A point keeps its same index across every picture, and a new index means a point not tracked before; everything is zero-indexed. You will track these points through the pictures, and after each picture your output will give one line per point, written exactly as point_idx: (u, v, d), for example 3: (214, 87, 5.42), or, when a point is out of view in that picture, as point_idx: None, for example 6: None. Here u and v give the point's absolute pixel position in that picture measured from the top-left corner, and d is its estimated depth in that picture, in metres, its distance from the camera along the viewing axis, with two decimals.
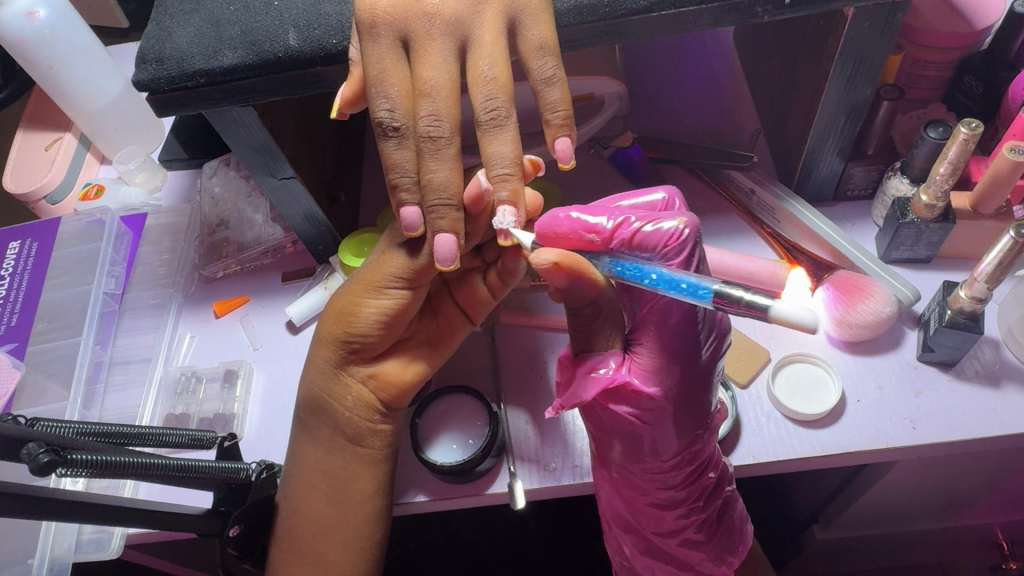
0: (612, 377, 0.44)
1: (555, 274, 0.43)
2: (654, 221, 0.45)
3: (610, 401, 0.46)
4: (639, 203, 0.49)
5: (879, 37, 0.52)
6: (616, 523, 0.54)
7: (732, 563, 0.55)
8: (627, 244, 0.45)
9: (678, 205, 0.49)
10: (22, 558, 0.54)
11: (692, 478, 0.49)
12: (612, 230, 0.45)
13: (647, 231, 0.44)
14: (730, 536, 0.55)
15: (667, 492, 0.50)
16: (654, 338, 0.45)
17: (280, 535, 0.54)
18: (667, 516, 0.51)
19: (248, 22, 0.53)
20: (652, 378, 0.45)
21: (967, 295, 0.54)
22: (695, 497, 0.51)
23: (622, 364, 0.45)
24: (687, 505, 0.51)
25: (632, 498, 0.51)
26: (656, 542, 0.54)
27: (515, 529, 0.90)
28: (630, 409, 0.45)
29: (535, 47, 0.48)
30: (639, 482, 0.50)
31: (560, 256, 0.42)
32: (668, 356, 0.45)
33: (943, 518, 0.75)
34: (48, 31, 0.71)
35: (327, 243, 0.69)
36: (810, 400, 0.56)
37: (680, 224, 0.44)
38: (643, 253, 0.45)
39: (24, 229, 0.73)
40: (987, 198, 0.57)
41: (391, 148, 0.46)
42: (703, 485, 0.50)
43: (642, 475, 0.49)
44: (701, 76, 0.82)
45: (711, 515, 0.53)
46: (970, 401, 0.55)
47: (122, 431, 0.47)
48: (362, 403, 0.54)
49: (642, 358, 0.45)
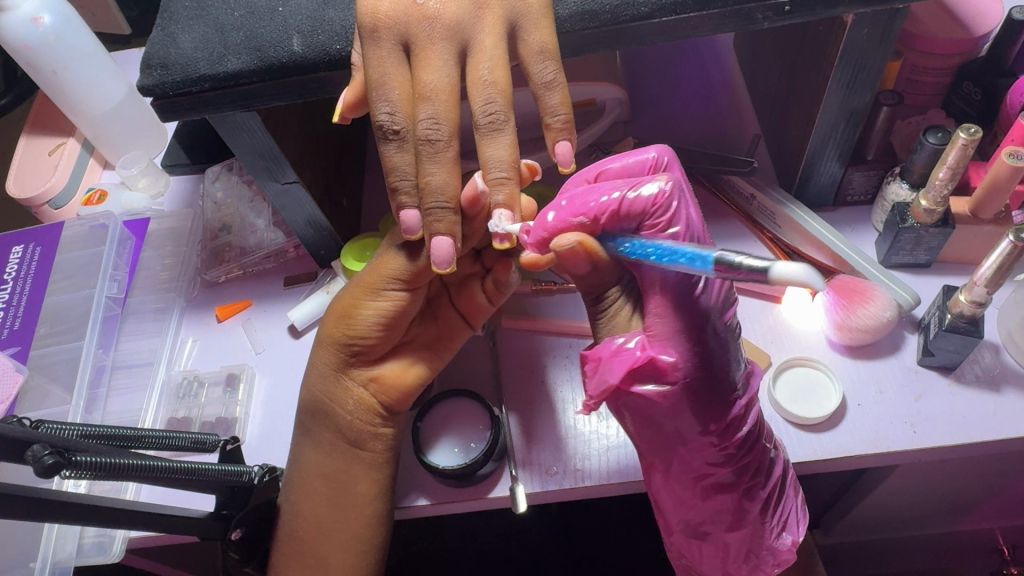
0: (638, 356, 0.44)
1: (575, 255, 0.44)
2: (634, 187, 0.45)
3: (634, 384, 0.45)
4: (629, 164, 0.50)
5: (878, 43, 0.53)
6: (681, 531, 0.52)
7: (797, 540, 0.53)
8: (615, 214, 0.45)
9: (668, 162, 0.49)
10: (23, 562, 0.54)
11: (743, 451, 0.48)
12: (599, 206, 0.45)
13: (630, 198, 0.45)
14: (787, 514, 0.53)
15: (721, 471, 0.48)
16: (661, 300, 0.45)
17: (281, 539, 0.54)
18: (730, 499, 0.49)
19: (253, 28, 0.53)
20: (671, 346, 0.44)
21: (967, 299, 0.54)
22: (751, 472, 0.50)
23: (644, 343, 0.45)
24: (744, 484, 0.49)
25: (687, 488, 0.49)
26: (727, 538, 0.51)
27: (516, 536, 0.90)
28: (657, 387, 0.45)
29: (535, 51, 0.49)
30: (691, 466, 0.48)
31: (582, 238, 0.44)
32: (677, 317, 0.44)
33: (945, 524, 0.76)
34: (52, 36, 0.71)
35: (329, 248, 0.69)
36: (811, 405, 0.57)
37: (662, 184, 0.45)
38: (631, 221, 0.45)
39: (28, 234, 0.74)
40: (986, 203, 0.57)
41: (391, 151, 0.47)
42: (755, 457, 0.49)
43: (693, 458, 0.48)
44: (702, 82, 0.82)
45: (771, 494, 0.51)
46: (969, 405, 0.55)
47: (127, 434, 0.47)
48: (363, 406, 0.54)
49: (656, 329, 0.45)
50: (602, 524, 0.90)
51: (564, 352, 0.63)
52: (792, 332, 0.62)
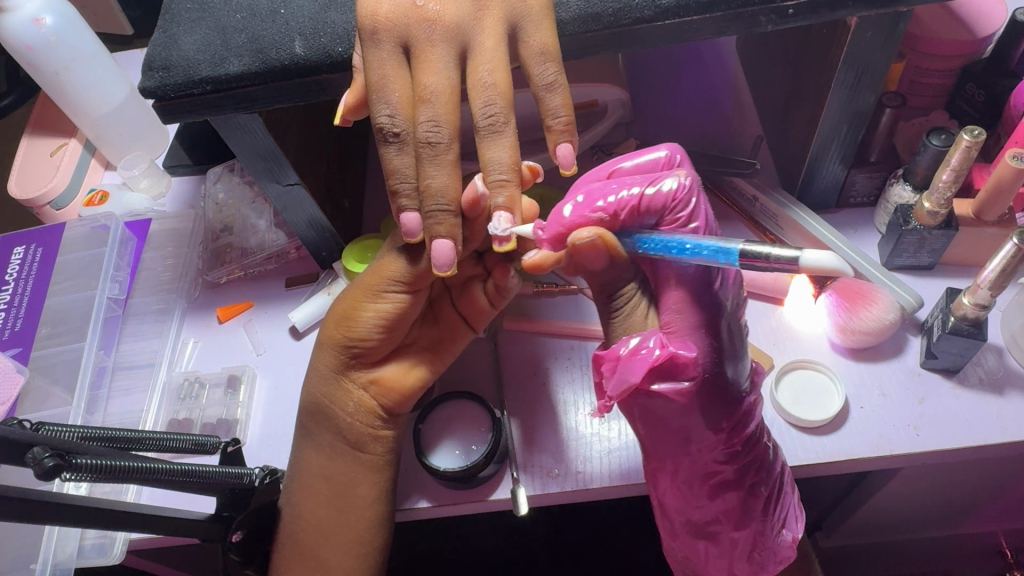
0: (659, 353, 0.43)
1: (594, 250, 0.44)
2: (653, 182, 0.45)
3: (656, 382, 0.44)
4: (643, 162, 0.49)
5: (881, 45, 0.52)
6: (687, 530, 0.52)
7: (797, 537, 0.53)
8: (636, 209, 0.44)
9: (681, 159, 0.49)
10: (23, 564, 0.54)
11: (750, 448, 0.48)
12: (619, 202, 0.44)
13: (650, 193, 0.44)
14: (787, 513, 0.53)
15: (728, 468, 0.48)
16: (679, 295, 0.44)
17: (282, 541, 0.54)
18: (736, 498, 0.49)
19: (255, 30, 0.53)
20: (692, 342, 0.44)
21: (970, 302, 0.54)
22: (756, 470, 0.49)
23: (664, 341, 0.44)
24: (751, 482, 0.49)
25: (694, 486, 0.49)
26: (734, 537, 0.51)
27: (517, 537, 0.90)
28: (674, 384, 0.44)
29: (536, 53, 0.49)
30: (699, 465, 0.48)
31: (601, 232, 0.43)
32: (695, 311, 0.44)
33: (948, 526, 0.75)
34: (53, 37, 0.71)
35: (331, 249, 0.69)
36: (813, 407, 0.56)
37: (681, 179, 0.45)
38: (651, 217, 0.45)
39: (30, 235, 0.74)
40: (989, 206, 0.57)
41: (392, 154, 0.47)
42: (759, 455, 0.49)
43: (701, 456, 0.48)
44: (703, 83, 0.82)
45: (774, 494, 0.51)
46: (972, 408, 0.55)
47: (128, 436, 0.47)
48: (363, 409, 0.54)
49: (676, 325, 0.44)
50: (603, 526, 0.90)
51: (565, 354, 0.62)
52: (794, 334, 0.61)
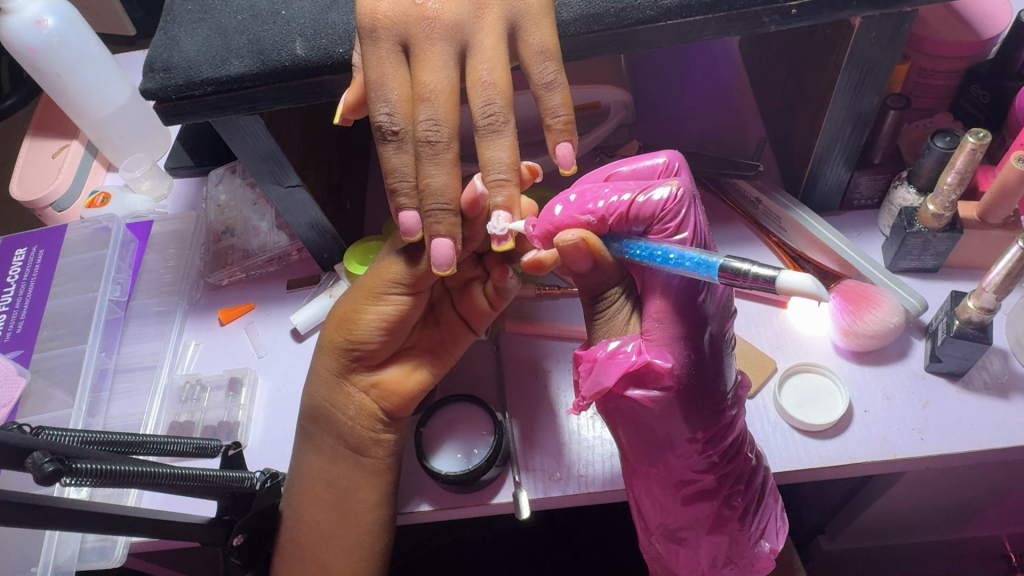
0: (635, 359, 0.43)
1: (577, 252, 0.43)
2: (646, 190, 0.44)
3: (629, 388, 0.44)
4: (639, 167, 0.49)
5: (886, 46, 0.52)
6: (661, 535, 0.52)
7: (776, 548, 0.52)
8: (625, 216, 0.44)
9: (679, 168, 0.48)
10: (24, 567, 0.54)
11: (727, 458, 0.48)
12: (608, 208, 0.45)
13: (640, 201, 0.44)
14: (768, 522, 0.53)
15: (706, 477, 0.48)
16: (662, 304, 0.44)
17: (285, 546, 0.54)
18: (711, 507, 0.49)
19: (256, 31, 0.53)
20: (669, 352, 0.44)
21: (975, 305, 0.53)
22: (732, 481, 0.49)
23: (641, 347, 0.43)
24: (726, 491, 0.49)
25: (668, 492, 0.49)
26: (704, 543, 0.51)
27: (518, 539, 0.90)
28: (646, 391, 0.44)
29: (536, 51, 0.48)
30: (674, 472, 0.48)
31: (585, 235, 0.43)
32: (677, 322, 0.44)
33: (950, 530, 0.75)
34: (56, 39, 0.71)
35: (332, 251, 0.69)
36: (818, 410, 0.56)
37: (673, 189, 0.44)
38: (639, 224, 0.45)
39: (32, 237, 0.74)
40: (994, 208, 0.56)
41: (390, 152, 0.47)
42: (737, 466, 0.49)
43: (677, 463, 0.48)
44: (707, 84, 0.82)
45: (751, 503, 0.51)
46: (978, 411, 0.54)
47: (128, 440, 0.47)
48: (364, 412, 0.53)
49: (654, 333, 0.44)
50: (605, 530, 0.89)
51: (566, 356, 0.62)
52: (798, 338, 0.61)
